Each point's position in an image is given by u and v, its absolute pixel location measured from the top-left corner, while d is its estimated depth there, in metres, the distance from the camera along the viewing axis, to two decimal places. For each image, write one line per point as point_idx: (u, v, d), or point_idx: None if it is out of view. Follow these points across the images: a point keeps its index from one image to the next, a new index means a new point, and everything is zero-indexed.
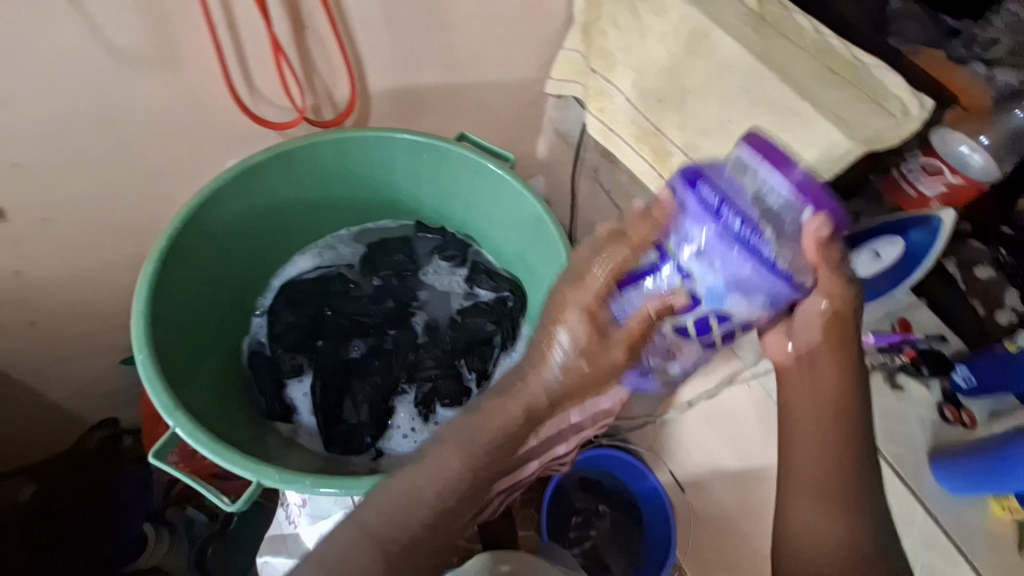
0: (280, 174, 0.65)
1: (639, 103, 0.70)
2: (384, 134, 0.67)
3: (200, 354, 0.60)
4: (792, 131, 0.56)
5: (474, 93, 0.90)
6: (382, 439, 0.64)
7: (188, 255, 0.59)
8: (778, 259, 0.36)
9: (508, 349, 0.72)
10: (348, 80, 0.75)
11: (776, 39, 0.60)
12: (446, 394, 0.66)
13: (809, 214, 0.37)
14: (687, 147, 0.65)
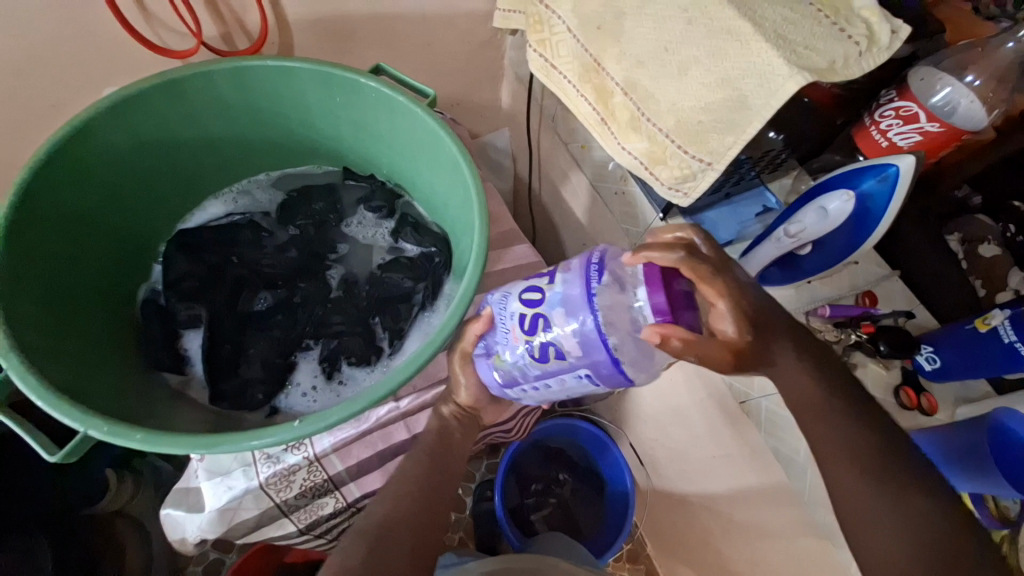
0: (169, 106, 0.58)
1: (579, 32, 0.61)
2: (287, 66, 0.59)
3: (76, 297, 0.56)
4: (732, 58, 0.49)
5: (416, 27, 0.81)
6: (280, 396, 0.60)
7: (57, 188, 0.54)
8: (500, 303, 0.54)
9: (427, 309, 0.65)
10: (259, 5, 0.67)
11: None
12: (352, 352, 0.62)
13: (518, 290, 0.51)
14: (626, 83, 0.57)
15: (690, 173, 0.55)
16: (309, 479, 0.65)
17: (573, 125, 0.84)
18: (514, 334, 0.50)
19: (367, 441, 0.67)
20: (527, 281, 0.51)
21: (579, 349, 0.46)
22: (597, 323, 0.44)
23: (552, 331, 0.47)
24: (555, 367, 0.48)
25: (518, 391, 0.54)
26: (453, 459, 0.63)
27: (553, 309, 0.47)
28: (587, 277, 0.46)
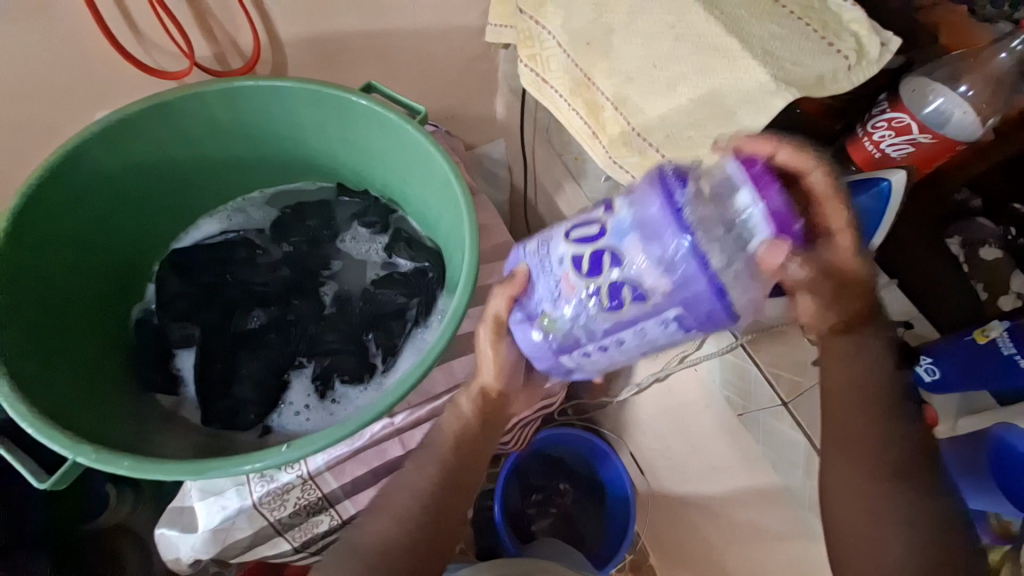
0: (161, 127, 0.59)
1: (569, 47, 0.61)
2: (276, 85, 0.59)
3: (71, 317, 0.57)
4: (718, 73, 0.49)
5: (408, 42, 0.81)
6: (273, 415, 0.60)
7: (51, 212, 0.54)
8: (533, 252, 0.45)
9: (420, 324, 0.65)
10: (250, 24, 0.68)
11: None
12: (345, 370, 0.62)
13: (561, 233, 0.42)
14: (615, 99, 0.57)
15: None
16: (304, 498, 0.65)
17: (566, 136, 0.84)
18: (568, 284, 0.40)
19: (363, 458, 0.67)
20: (576, 220, 0.42)
21: (667, 283, 0.36)
22: (692, 242, 0.35)
23: (625, 267, 0.37)
24: (634, 312, 0.38)
25: (577, 357, 0.43)
26: (472, 456, 0.56)
27: (621, 241, 0.38)
28: (665, 185, 0.37)
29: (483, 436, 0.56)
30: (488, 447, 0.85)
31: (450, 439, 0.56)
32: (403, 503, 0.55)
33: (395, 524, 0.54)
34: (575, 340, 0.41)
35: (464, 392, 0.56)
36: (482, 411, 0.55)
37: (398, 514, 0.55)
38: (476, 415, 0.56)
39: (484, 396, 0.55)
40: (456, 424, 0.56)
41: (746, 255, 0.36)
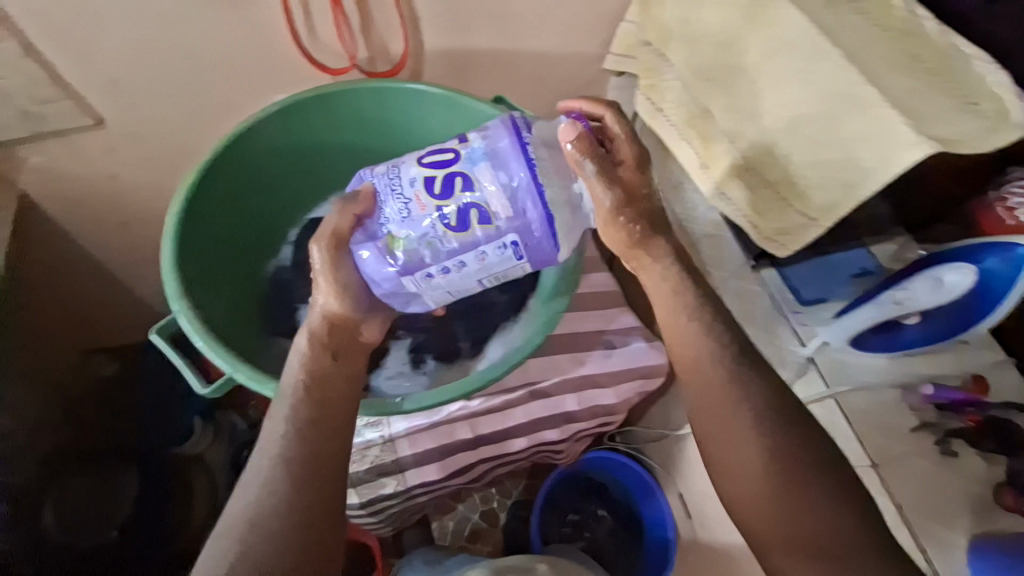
0: (321, 113, 0.68)
1: (691, 81, 0.64)
2: (417, 89, 0.67)
3: (227, 262, 0.68)
4: (851, 124, 0.50)
5: (528, 61, 0.87)
6: (373, 375, 0.69)
7: (227, 174, 0.65)
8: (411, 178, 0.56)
9: (511, 320, 0.72)
10: (403, 35, 0.76)
11: (851, 17, 0.53)
12: (434, 347, 0.70)
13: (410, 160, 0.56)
14: (733, 133, 0.59)
15: (789, 228, 0.56)
16: (380, 457, 0.71)
17: (668, 165, 0.85)
18: (417, 196, 0.55)
19: (435, 434, 0.72)
20: (431, 150, 0.56)
21: (508, 212, 0.54)
22: (524, 172, 0.53)
23: (475, 191, 0.53)
24: (479, 234, 0.54)
25: (420, 279, 0.57)
26: (334, 401, 0.55)
27: (473, 166, 0.54)
28: (514, 129, 0.54)
29: (331, 359, 0.57)
30: (541, 451, 0.86)
31: (297, 378, 0.55)
32: (263, 461, 0.51)
33: (263, 492, 0.49)
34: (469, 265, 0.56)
35: (307, 321, 0.58)
36: (327, 334, 0.58)
37: (258, 475, 0.50)
38: (311, 344, 0.57)
39: (327, 318, 0.58)
40: (300, 362, 0.55)
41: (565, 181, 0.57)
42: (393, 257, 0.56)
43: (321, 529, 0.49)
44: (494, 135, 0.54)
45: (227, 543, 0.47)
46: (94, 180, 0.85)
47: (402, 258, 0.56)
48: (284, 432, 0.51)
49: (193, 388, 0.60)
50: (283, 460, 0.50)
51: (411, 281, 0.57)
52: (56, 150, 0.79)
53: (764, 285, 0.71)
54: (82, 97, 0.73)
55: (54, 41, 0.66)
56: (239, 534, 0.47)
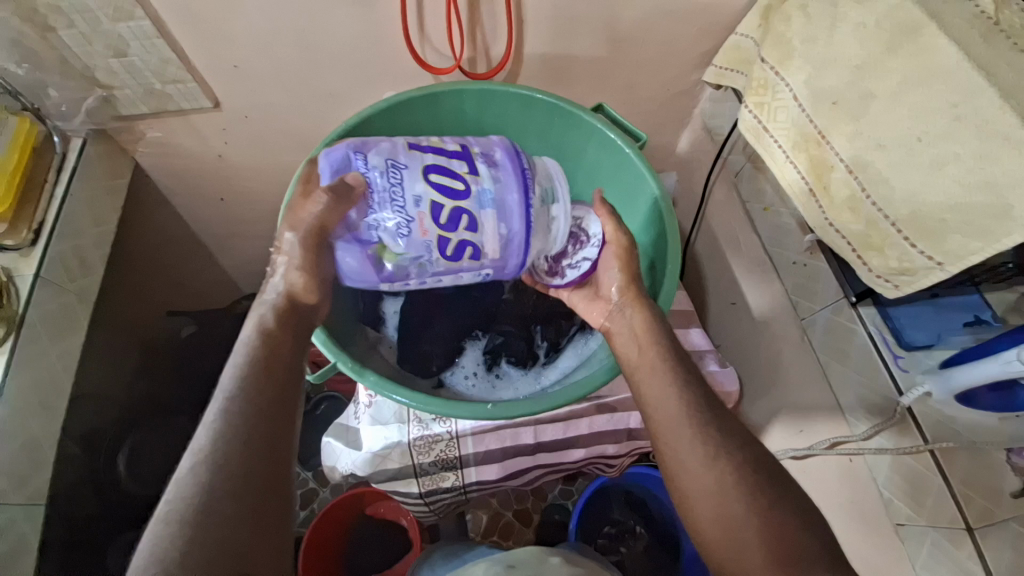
0: (427, 114, 0.70)
1: (808, 103, 0.62)
2: (528, 94, 0.68)
3: None
4: (1004, 164, 0.46)
5: (625, 68, 0.85)
6: (447, 372, 0.70)
7: None
8: (411, 187, 0.53)
9: (586, 332, 0.71)
10: (507, 37, 0.77)
11: (1007, 50, 0.49)
12: (514, 353, 0.70)
13: (421, 172, 0.53)
14: (853, 162, 0.57)
15: (910, 268, 0.55)
16: (444, 453, 0.72)
17: (760, 185, 0.82)
18: (418, 220, 0.53)
19: (501, 436, 0.73)
20: (439, 170, 0.54)
21: (498, 254, 0.55)
22: (522, 228, 0.55)
23: (478, 231, 0.54)
24: (466, 265, 0.55)
25: (397, 286, 0.57)
26: (286, 381, 0.48)
27: (480, 208, 0.53)
28: (522, 180, 0.55)
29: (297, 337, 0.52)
30: (595, 463, 0.84)
31: (246, 350, 0.49)
32: (204, 435, 0.43)
33: (202, 471, 0.41)
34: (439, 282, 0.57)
35: (260, 307, 0.53)
36: (281, 317, 0.52)
37: (198, 451, 0.42)
38: (277, 322, 0.51)
39: (286, 301, 0.53)
40: (257, 335, 0.50)
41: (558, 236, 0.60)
42: (377, 261, 0.55)
43: (276, 519, 0.42)
44: (511, 185, 0.55)
45: (168, 523, 0.38)
46: (200, 156, 0.90)
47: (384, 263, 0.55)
48: (229, 400, 0.44)
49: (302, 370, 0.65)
50: (229, 432, 0.43)
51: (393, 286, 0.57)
52: (173, 127, 0.85)
53: (861, 322, 0.66)
54: (204, 81, 0.78)
55: (187, 27, 0.70)
56: (184, 516, 0.39)
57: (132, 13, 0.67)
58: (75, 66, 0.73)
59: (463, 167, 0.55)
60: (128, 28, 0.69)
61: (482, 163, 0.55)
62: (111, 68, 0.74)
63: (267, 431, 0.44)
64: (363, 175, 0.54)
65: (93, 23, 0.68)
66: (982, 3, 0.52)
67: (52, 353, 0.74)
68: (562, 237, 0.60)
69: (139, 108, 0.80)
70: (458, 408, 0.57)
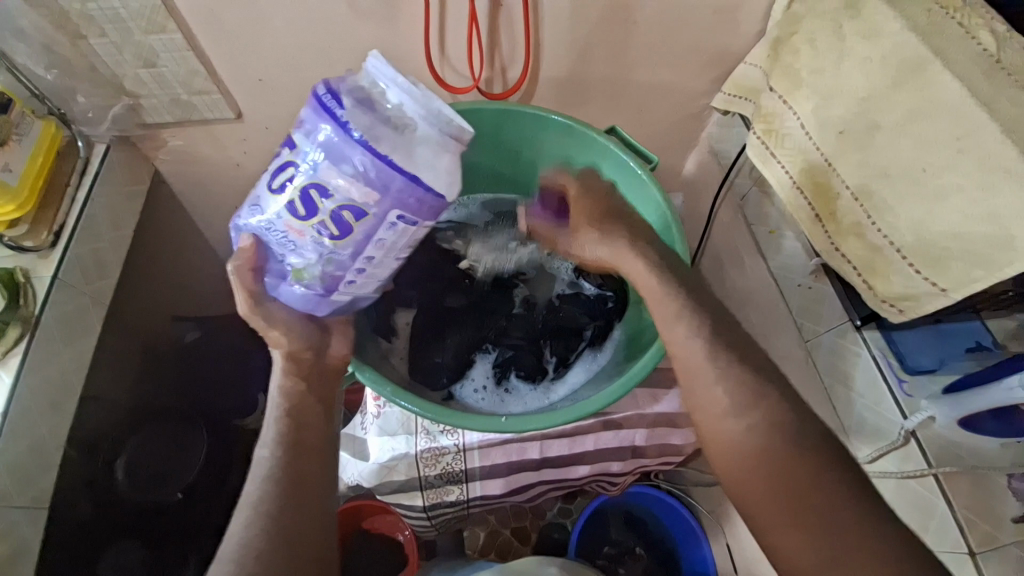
0: None
1: (815, 132, 0.64)
2: (541, 114, 0.70)
3: None
4: (1005, 197, 0.48)
5: (636, 93, 0.88)
6: (457, 384, 0.70)
7: None
8: (273, 205, 0.50)
9: (595, 347, 0.73)
10: (523, 60, 0.80)
11: (1010, 87, 0.51)
12: (523, 366, 0.71)
13: (270, 186, 0.50)
14: (860, 190, 0.59)
15: (914, 294, 0.56)
16: (450, 465, 0.73)
17: (766, 210, 0.84)
18: (292, 225, 0.49)
19: (507, 451, 0.74)
20: (276, 171, 0.50)
21: (373, 196, 0.46)
22: (364, 155, 0.45)
23: (332, 193, 0.47)
24: (363, 230, 0.48)
25: (345, 288, 0.53)
26: (314, 452, 0.55)
27: (315, 171, 0.47)
28: (327, 111, 0.46)
29: (317, 398, 0.58)
30: (598, 480, 0.84)
31: (276, 416, 0.56)
32: (253, 487, 0.51)
33: (252, 521, 0.48)
34: (366, 255, 0.51)
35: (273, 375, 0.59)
36: (296, 376, 0.58)
37: (247, 502, 0.50)
38: (289, 379, 0.58)
39: (290, 359, 0.58)
40: (281, 397, 0.57)
41: (423, 138, 0.46)
42: (306, 275, 0.52)
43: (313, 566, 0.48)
44: (325, 127, 0.46)
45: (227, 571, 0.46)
46: (217, 165, 0.92)
47: (312, 274, 0.52)
48: (266, 463, 0.52)
49: None
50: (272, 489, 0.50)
51: (347, 283, 0.53)
52: (194, 136, 0.87)
53: (866, 345, 0.68)
54: (229, 93, 0.81)
55: (216, 41, 0.73)
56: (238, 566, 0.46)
57: (164, 27, 0.70)
58: (104, 75, 0.76)
59: (293, 145, 0.49)
60: (159, 39, 0.71)
61: (295, 132, 0.49)
62: (139, 78, 0.76)
63: (297, 497, 0.51)
64: (241, 227, 0.54)
65: (126, 33, 0.70)
66: (985, 43, 0.54)
67: (63, 353, 0.75)
68: (435, 131, 0.46)
69: (163, 117, 0.82)
70: (469, 421, 0.57)
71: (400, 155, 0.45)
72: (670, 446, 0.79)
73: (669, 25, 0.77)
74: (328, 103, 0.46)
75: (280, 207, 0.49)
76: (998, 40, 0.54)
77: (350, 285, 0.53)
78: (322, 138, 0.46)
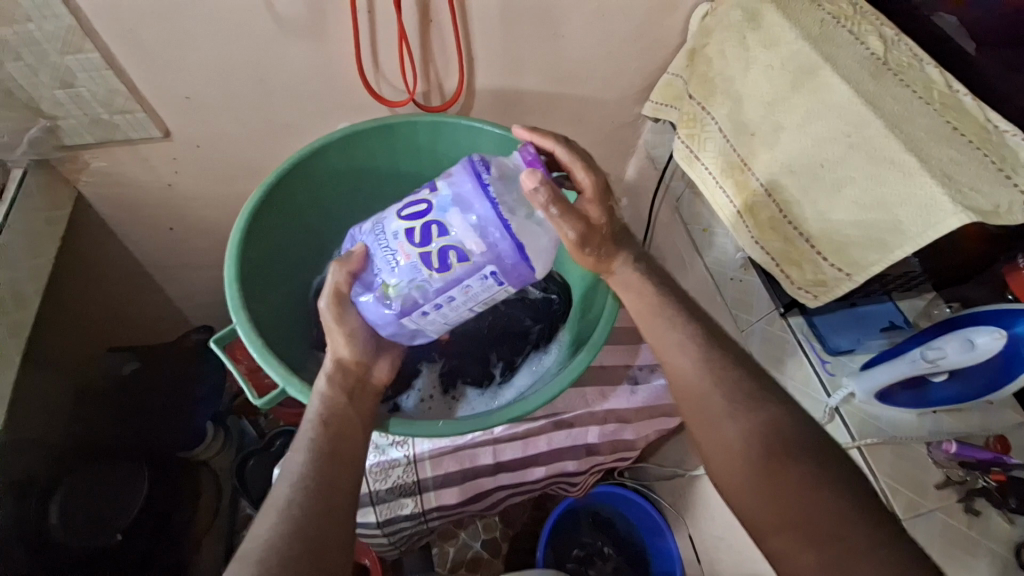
0: (377, 143, 0.71)
1: (731, 133, 0.68)
2: (473, 125, 0.71)
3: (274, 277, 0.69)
4: (890, 186, 0.53)
5: (573, 103, 0.91)
6: (403, 395, 0.70)
7: (286, 192, 0.68)
8: (395, 226, 0.55)
9: (540, 349, 0.74)
10: (458, 72, 0.82)
11: (896, 86, 0.57)
12: (469, 373, 0.72)
13: (398, 212, 0.56)
14: (771, 185, 0.63)
15: (823, 279, 0.60)
16: (401, 478, 0.72)
17: (698, 209, 0.89)
18: (403, 250, 0.54)
19: (458, 458, 0.73)
20: (409, 202, 0.56)
21: (479, 246, 0.51)
22: (492, 211, 0.51)
23: (449, 233, 0.52)
24: (459, 272, 0.53)
25: (416, 317, 0.56)
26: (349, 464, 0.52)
27: (445, 212, 0.53)
28: (476, 172, 0.53)
29: (358, 415, 0.57)
30: (556, 482, 0.85)
31: (312, 423, 0.53)
32: (282, 493, 0.47)
33: (278, 524, 0.45)
34: (447, 298, 0.55)
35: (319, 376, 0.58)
36: (342, 382, 0.58)
37: (277, 505, 0.46)
38: (331, 387, 0.57)
39: (337, 366, 0.58)
40: (322, 405, 0.55)
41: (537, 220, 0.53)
42: (389, 295, 0.56)
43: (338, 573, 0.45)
44: (465, 180, 0.53)
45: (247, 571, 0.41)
46: (148, 187, 0.89)
47: (395, 298, 0.55)
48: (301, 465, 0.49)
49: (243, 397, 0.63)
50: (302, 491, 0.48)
51: (416, 311, 0.56)
52: (121, 157, 0.83)
53: (792, 331, 0.72)
54: (155, 111, 0.78)
55: (140, 59, 0.71)
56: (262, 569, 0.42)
57: (82, 46, 0.67)
58: (16, 97, 0.72)
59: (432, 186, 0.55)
60: (76, 59, 0.69)
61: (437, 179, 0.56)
62: (56, 99, 0.73)
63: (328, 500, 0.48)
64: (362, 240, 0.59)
65: (40, 54, 0.67)
66: (873, 47, 0.60)
67: None
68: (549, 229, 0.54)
69: (84, 139, 0.79)
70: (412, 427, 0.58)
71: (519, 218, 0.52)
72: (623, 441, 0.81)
73: (597, 38, 0.81)
74: (484, 164, 0.53)
75: (401, 231, 0.55)
76: (882, 45, 0.60)
77: (421, 318, 0.57)
78: (463, 189, 0.53)
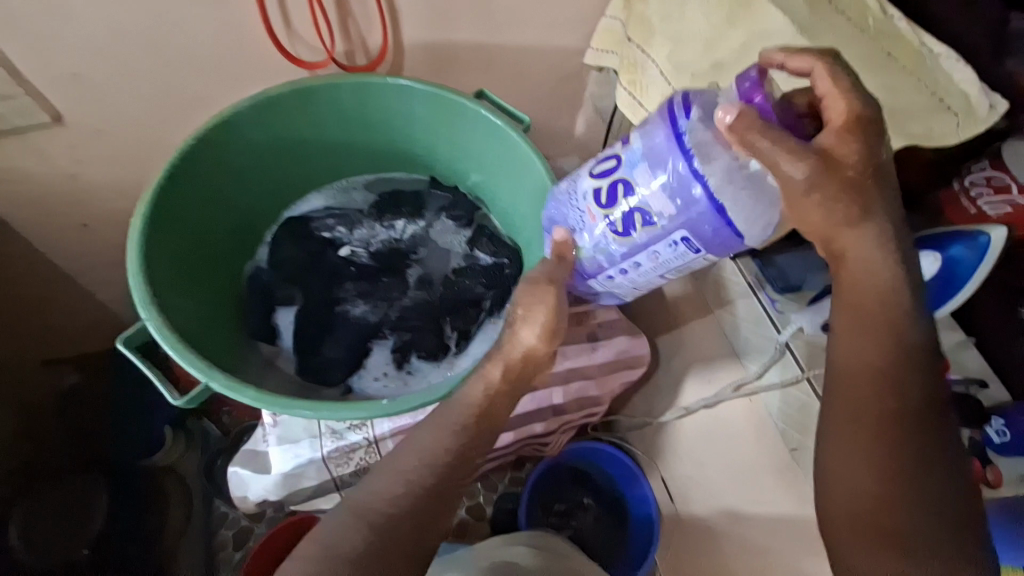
0: (295, 111, 0.65)
1: (671, 76, 0.66)
2: (398, 84, 0.66)
3: (196, 265, 0.64)
4: None
5: (512, 55, 0.86)
6: (354, 377, 0.68)
7: (196, 172, 0.62)
8: (587, 181, 0.56)
9: (495, 316, 0.71)
10: (382, 27, 0.75)
11: (829, 15, 0.56)
12: (423, 347, 0.68)
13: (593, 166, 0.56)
14: None
15: None
16: (365, 460, 0.69)
17: None
18: (590, 209, 0.56)
19: (421, 435, 0.71)
20: (596, 160, 0.56)
21: (671, 208, 0.51)
22: (689, 165, 0.50)
23: (639, 192, 0.52)
24: (643, 237, 0.54)
25: (603, 280, 0.59)
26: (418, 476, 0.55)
27: (633, 169, 0.52)
28: (671, 119, 0.51)
29: (517, 385, 0.57)
30: (528, 445, 0.85)
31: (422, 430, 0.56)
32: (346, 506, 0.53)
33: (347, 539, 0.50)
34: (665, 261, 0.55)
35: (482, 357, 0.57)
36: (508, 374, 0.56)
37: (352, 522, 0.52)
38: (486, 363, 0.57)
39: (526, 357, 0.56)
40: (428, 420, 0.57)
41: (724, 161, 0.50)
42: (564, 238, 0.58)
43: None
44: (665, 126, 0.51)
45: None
46: (52, 180, 0.80)
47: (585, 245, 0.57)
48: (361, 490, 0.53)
49: (168, 398, 0.59)
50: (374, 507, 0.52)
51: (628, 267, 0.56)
52: (12, 150, 0.74)
53: (741, 272, 0.76)
54: (40, 93, 0.69)
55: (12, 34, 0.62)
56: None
57: None
58: None
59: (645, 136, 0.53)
60: None
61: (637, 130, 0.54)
62: None
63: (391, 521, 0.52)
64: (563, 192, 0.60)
65: None
66: None
67: None
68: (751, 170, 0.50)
69: None
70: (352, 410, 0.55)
71: (720, 174, 0.49)
72: (591, 397, 0.81)
73: None
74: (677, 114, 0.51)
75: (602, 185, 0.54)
76: None
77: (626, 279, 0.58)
78: (661, 146, 0.51)
